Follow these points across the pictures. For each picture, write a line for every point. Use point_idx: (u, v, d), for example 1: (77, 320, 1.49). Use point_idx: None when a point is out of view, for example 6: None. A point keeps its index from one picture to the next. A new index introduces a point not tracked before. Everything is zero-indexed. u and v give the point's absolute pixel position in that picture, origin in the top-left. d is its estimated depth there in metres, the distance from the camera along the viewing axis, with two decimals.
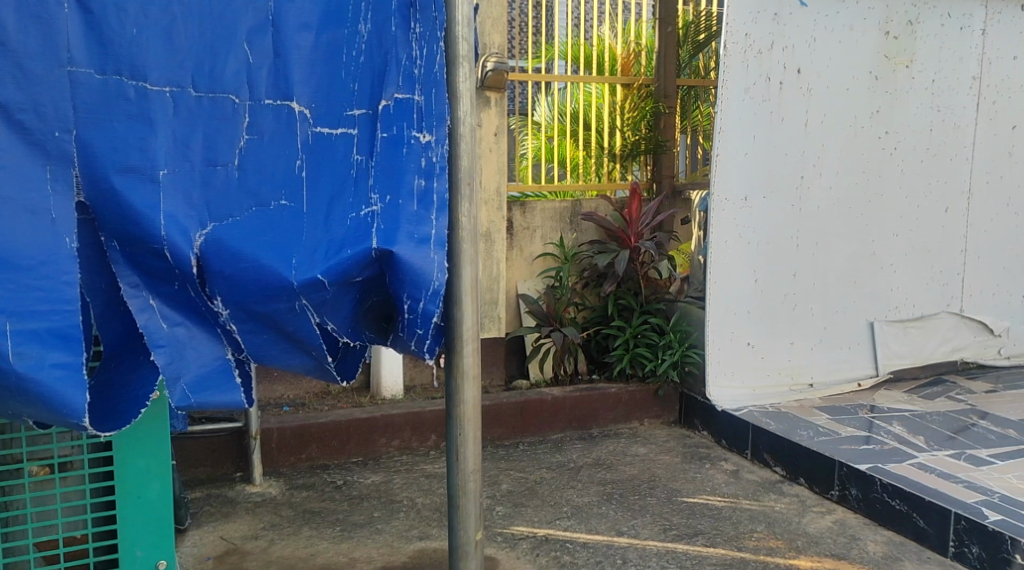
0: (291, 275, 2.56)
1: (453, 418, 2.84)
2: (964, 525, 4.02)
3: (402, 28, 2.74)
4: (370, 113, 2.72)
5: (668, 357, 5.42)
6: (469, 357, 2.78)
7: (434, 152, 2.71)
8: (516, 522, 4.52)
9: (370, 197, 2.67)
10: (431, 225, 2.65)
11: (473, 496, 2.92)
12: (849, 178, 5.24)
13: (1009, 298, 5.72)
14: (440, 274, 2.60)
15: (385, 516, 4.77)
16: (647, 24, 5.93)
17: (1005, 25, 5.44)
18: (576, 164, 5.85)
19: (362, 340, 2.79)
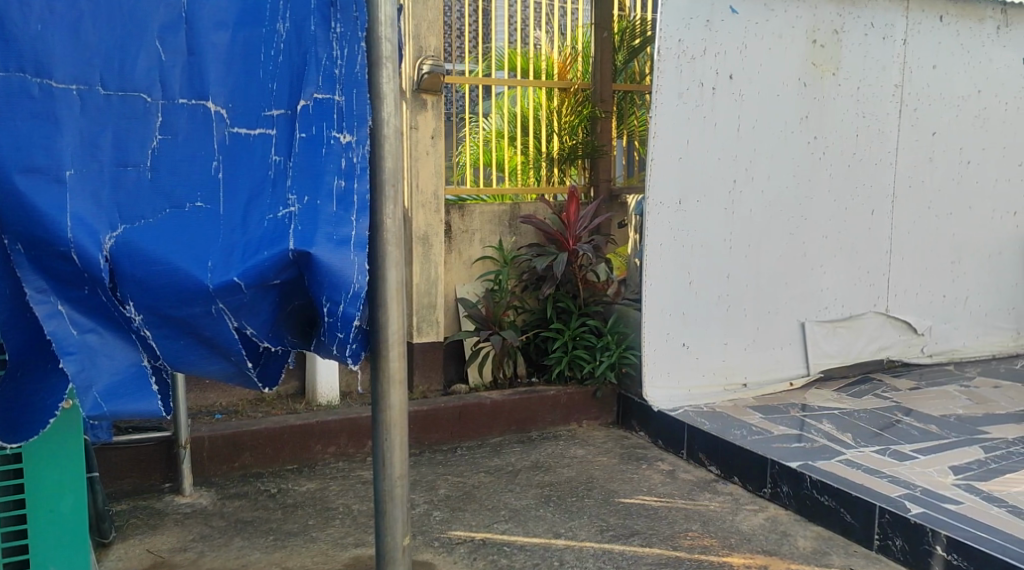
0: (207, 278, 2.58)
1: (378, 423, 2.90)
2: (888, 519, 4.16)
3: (322, 28, 2.81)
4: (288, 113, 2.79)
5: (607, 359, 5.47)
6: (393, 362, 2.85)
7: (355, 153, 2.79)
8: (453, 527, 4.51)
9: (288, 198, 2.74)
10: (351, 226, 2.72)
11: (400, 502, 2.98)
12: (780, 182, 5.37)
13: (933, 299, 5.91)
14: (360, 276, 2.67)
15: (320, 524, 4.70)
16: (584, 28, 5.98)
17: (925, 35, 5.60)
18: (514, 168, 5.86)
19: (283, 345, 2.82)
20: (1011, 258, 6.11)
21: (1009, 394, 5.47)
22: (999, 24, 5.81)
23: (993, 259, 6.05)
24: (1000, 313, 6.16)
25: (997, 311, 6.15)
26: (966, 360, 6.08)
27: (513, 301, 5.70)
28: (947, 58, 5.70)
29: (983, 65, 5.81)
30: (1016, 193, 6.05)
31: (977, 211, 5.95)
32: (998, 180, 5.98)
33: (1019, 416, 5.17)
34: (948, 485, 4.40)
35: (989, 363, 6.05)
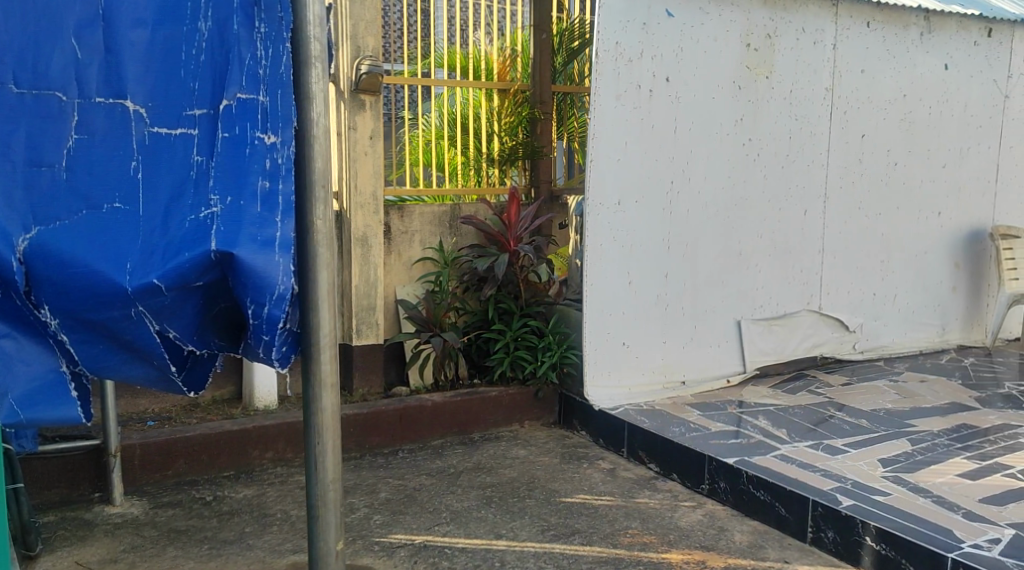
0: (125, 281, 2.76)
1: (312, 426, 3.06)
2: (820, 512, 4.27)
3: (245, 27, 2.99)
4: (210, 113, 2.94)
5: (548, 360, 5.52)
6: (326, 367, 3.00)
7: (279, 153, 2.94)
8: (393, 530, 4.47)
9: (210, 198, 2.88)
10: (275, 227, 2.86)
11: (332, 503, 3.15)
12: (716, 183, 5.46)
13: (864, 297, 6.07)
14: (285, 277, 2.79)
15: (256, 531, 4.61)
16: (522, 29, 6.00)
17: (854, 39, 5.76)
18: (454, 168, 5.85)
19: (209, 348, 2.98)
20: (937, 257, 6.31)
21: (935, 388, 5.66)
22: (923, 30, 6.00)
23: (919, 259, 6.24)
24: (927, 311, 6.36)
25: (924, 308, 6.35)
26: (895, 356, 6.27)
27: (454, 302, 5.67)
28: (875, 63, 5.87)
29: (909, 70, 5.99)
30: (941, 194, 6.25)
31: (905, 211, 6.13)
32: (924, 181, 6.17)
33: (945, 409, 5.35)
34: (878, 478, 4.54)
35: (916, 359, 6.24)
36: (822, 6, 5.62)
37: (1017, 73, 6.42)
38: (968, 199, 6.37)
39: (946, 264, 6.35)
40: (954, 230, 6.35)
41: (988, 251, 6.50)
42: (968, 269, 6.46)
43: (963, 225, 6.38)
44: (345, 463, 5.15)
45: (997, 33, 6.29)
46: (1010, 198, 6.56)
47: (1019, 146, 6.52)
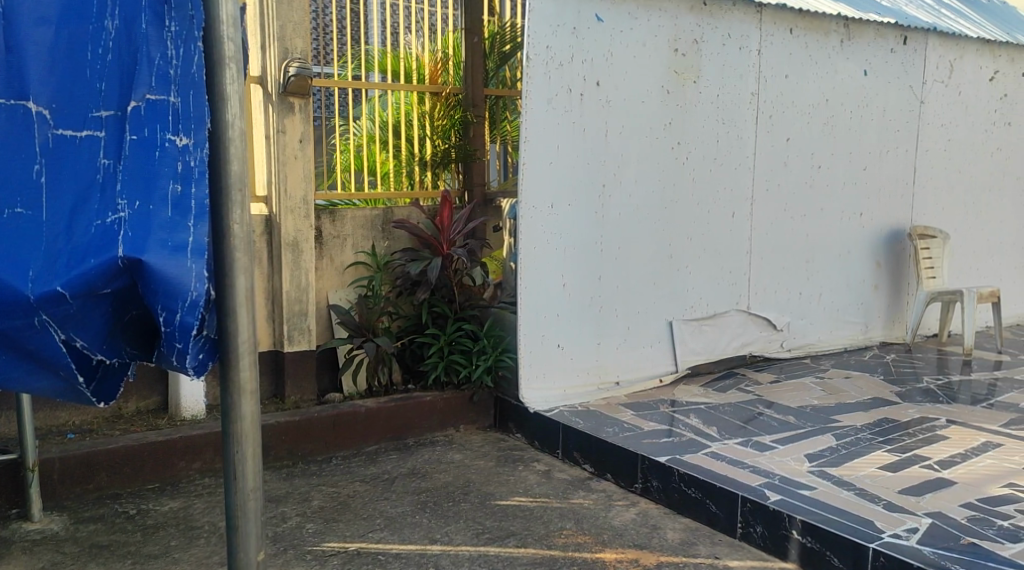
0: (27, 289, 2.55)
1: (229, 435, 2.52)
2: (749, 507, 4.36)
3: (155, 25, 2.67)
4: (117, 114, 2.70)
5: (483, 363, 5.55)
6: (245, 371, 2.47)
7: (192, 156, 2.64)
8: (326, 539, 4.41)
9: (118, 202, 2.63)
10: (188, 232, 2.54)
11: (254, 516, 2.61)
12: (647, 186, 5.54)
13: (789, 296, 6.24)
14: (198, 283, 2.49)
15: (183, 544, 4.48)
16: (453, 33, 6.01)
17: (777, 46, 5.92)
18: (386, 172, 5.83)
19: (121, 357, 2.72)
20: (859, 257, 6.52)
21: (858, 384, 5.85)
22: (842, 37, 6.19)
23: (842, 259, 6.44)
24: (851, 309, 6.57)
25: (849, 307, 6.56)
26: (821, 354, 6.45)
27: (387, 308, 5.68)
28: (797, 68, 6.03)
29: (830, 76, 6.18)
30: (862, 196, 6.47)
31: (828, 212, 6.32)
32: (845, 183, 6.38)
33: (867, 404, 5.53)
34: (804, 472, 4.66)
35: (841, 355, 6.44)
36: (746, 13, 5.76)
37: (931, 81, 6.68)
38: (887, 201, 6.60)
39: (868, 264, 6.58)
40: (874, 231, 6.57)
41: (907, 251, 6.75)
42: (889, 268, 6.70)
43: (884, 226, 6.61)
44: (276, 472, 5.07)
45: (912, 41, 6.53)
46: (927, 200, 6.81)
47: (934, 149, 6.78)
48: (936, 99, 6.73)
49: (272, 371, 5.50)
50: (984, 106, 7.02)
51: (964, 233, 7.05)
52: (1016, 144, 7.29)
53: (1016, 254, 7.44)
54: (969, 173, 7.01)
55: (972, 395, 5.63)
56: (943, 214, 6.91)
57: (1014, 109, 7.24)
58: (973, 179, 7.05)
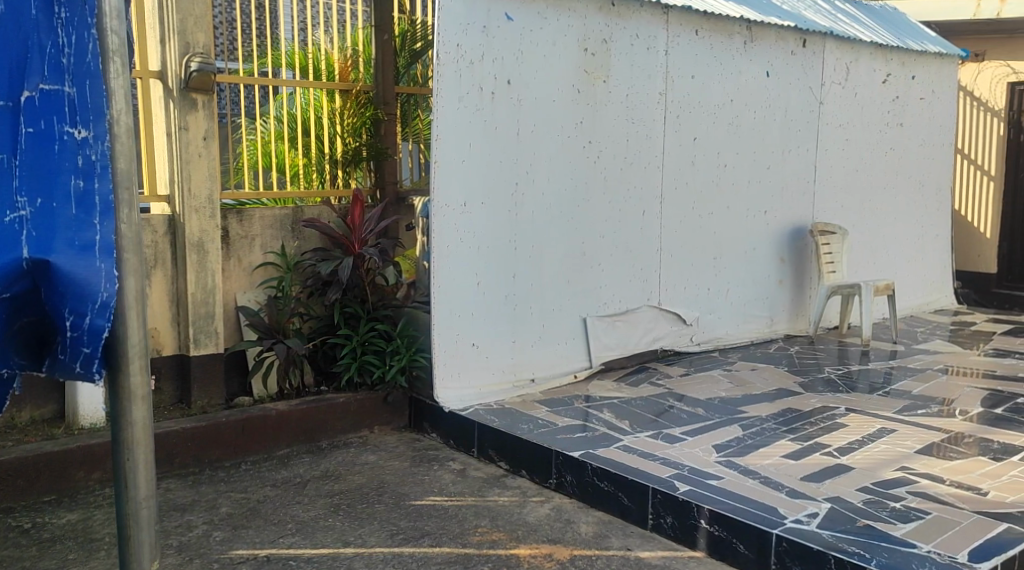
0: None
1: (118, 443, 2.47)
2: (660, 499, 4.46)
3: (45, 12, 2.53)
4: (9, 106, 2.51)
5: (397, 363, 5.52)
6: (136, 376, 2.44)
7: (93, 149, 2.50)
8: (235, 546, 4.31)
9: (16, 200, 2.45)
10: (95, 230, 2.44)
11: (148, 525, 2.56)
12: (559, 184, 5.59)
13: (698, 292, 6.40)
14: (108, 283, 2.39)
15: (81, 558, 4.28)
16: (363, 28, 5.98)
17: (684, 46, 6.06)
18: (296, 171, 5.75)
19: (10, 368, 2.54)
20: (764, 253, 6.75)
21: (764, 376, 6.04)
22: (745, 39, 6.38)
23: (748, 255, 6.65)
24: (757, 303, 6.79)
25: (755, 301, 6.77)
26: (729, 347, 6.63)
27: (298, 308, 5.63)
28: (703, 69, 6.18)
29: (734, 77, 6.36)
30: (766, 194, 6.68)
31: (733, 210, 6.51)
32: (751, 181, 6.58)
33: (772, 395, 5.72)
34: (712, 463, 4.79)
35: (747, 348, 6.63)
36: (654, 15, 5.87)
37: (829, 82, 6.95)
38: (790, 198, 6.84)
39: (772, 259, 6.81)
40: (777, 228, 6.80)
41: (808, 246, 7.02)
42: (792, 263, 6.96)
43: (786, 223, 6.85)
44: (182, 479, 4.92)
45: (810, 44, 6.79)
46: (827, 197, 7.09)
47: (833, 148, 7.06)
48: (834, 100, 7.00)
49: (178, 375, 5.35)
50: (878, 107, 7.35)
51: (861, 229, 7.36)
52: (907, 145, 7.66)
53: (909, 249, 7.82)
54: (866, 171, 7.33)
55: (870, 384, 5.89)
56: (841, 211, 7.20)
57: (905, 110, 7.61)
58: (869, 177, 7.37)
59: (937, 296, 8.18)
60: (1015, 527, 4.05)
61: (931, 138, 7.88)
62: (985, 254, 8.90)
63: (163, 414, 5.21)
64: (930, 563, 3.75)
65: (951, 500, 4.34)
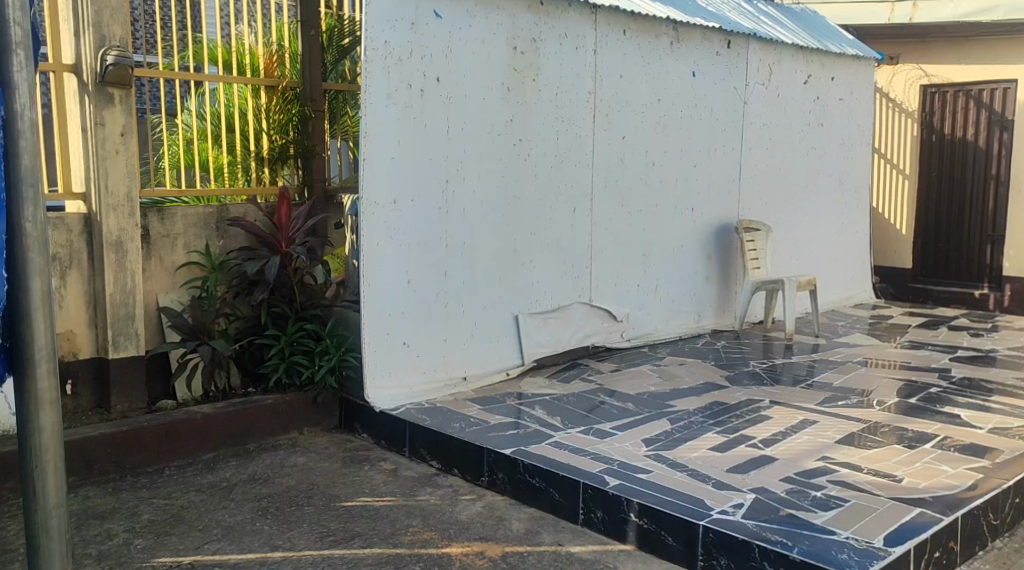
0: None
1: (27, 449, 2.49)
2: (590, 493, 4.50)
3: None
4: None
5: (326, 363, 5.45)
6: (42, 381, 2.47)
7: None
8: (157, 554, 4.19)
9: None
10: None
11: (58, 535, 2.58)
12: (490, 182, 5.59)
13: (628, 288, 6.48)
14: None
15: None
16: (289, 24, 5.89)
17: (612, 46, 6.12)
18: (220, 170, 5.62)
19: None
20: (691, 250, 6.87)
21: (692, 370, 6.15)
22: (672, 40, 6.48)
23: (676, 252, 6.76)
24: (685, 299, 6.91)
25: (683, 297, 6.90)
26: (658, 343, 6.73)
27: (224, 309, 5.53)
28: (631, 69, 6.26)
29: (661, 76, 6.45)
30: (693, 192, 6.80)
31: (662, 208, 6.61)
32: (678, 179, 6.68)
33: (700, 389, 5.83)
34: (641, 456, 4.86)
35: (675, 344, 6.74)
36: (582, 14, 5.92)
37: (753, 83, 7.11)
38: (716, 196, 6.98)
39: (700, 256, 6.94)
40: (704, 225, 6.92)
41: (733, 243, 7.18)
42: (718, 259, 7.10)
43: (713, 220, 6.98)
44: (102, 487, 4.77)
45: (735, 46, 6.94)
46: (752, 195, 7.26)
47: (758, 147, 7.23)
48: (758, 100, 7.17)
49: (96, 380, 5.17)
50: (800, 108, 7.56)
51: (783, 226, 7.55)
52: (828, 144, 7.90)
53: (830, 245, 8.06)
54: (789, 170, 7.54)
55: (793, 376, 6.05)
56: (766, 208, 7.38)
57: (825, 111, 7.83)
58: (791, 175, 7.57)
59: (857, 290, 8.44)
60: (927, 511, 4.22)
61: (849, 137, 8.13)
62: (901, 250, 9.22)
63: (81, 419, 5.04)
64: (849, 549, 3.87)
65: (869, 487, 4.49)
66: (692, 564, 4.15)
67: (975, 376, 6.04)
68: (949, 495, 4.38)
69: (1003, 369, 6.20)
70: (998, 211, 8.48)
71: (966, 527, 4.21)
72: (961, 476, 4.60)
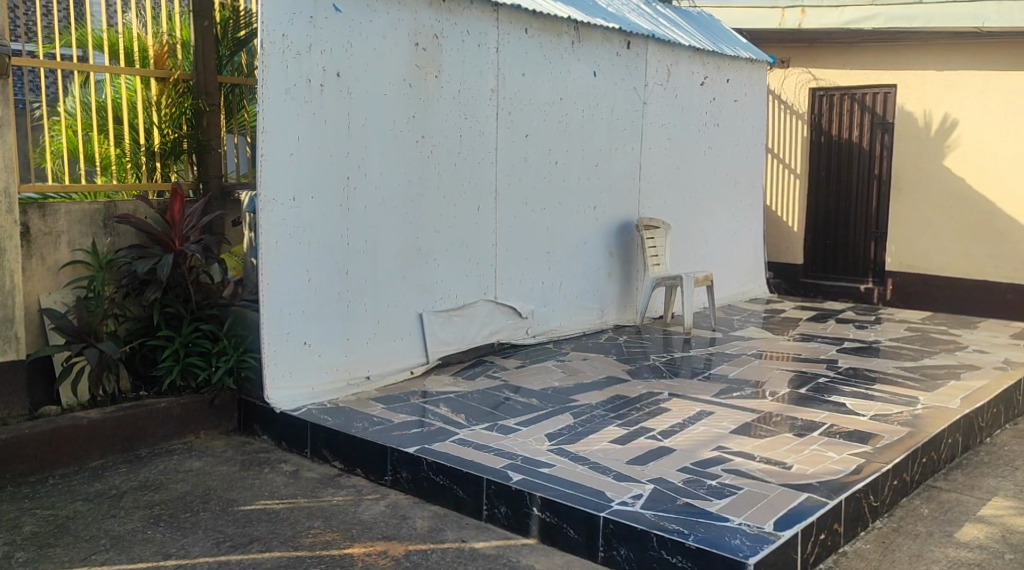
0: None
1: None
2: (494, 489, 4.50)
3: None
4: None
5: (224, 364, 5.35)
6: None
7: None
8: (41, 567, 4.01)
9: None
10: None
11: None
12: (393, 180, 5.53)
13: (532, 285, 6.53)
14: None
15: None
16: (181, 13, 5.71)
17: (514, 44, 6.13)
18: (107, 162, 5.39)
19: None
20: (594, 247, 6.96)
21: (594, 365, 6.24)
22: (573, 40, 6.54)
23: (579, 249, 6.84)
24: (588, 295, 7.00)
25: (587, 292, 6.98)
26: (563, 338, 6.80)
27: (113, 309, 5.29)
28: (533, 68, 6.29)
29: (562, 76, 6.51)
30: (594, 190, 6.89)
31: (564, 206, 6.67)
32: (581, 177, 6.76)
33: (603, 383, 5.92)
34: (544, 451, 4.89)
35: (579, 339, 6.82)
36: (483, 12, 5.92)
37: (652, 83, 7.24)
38: (617, 195, 7.09)
39: (602, 253, 7.05)
40: (606, 223, 7.03)
41: (634, 239, 7.31)
42: (620, 257, 7.22)
43: (614, 218, 7.10)
44: None
45: (634, 46, 7.05)
46: (652, 193, 7.41)
47: (657, 147, 7.38)
48: (657, 100, 7.32)
49: None
50: (697, 108, 7.75)
51: (682, 223, 7.74)
52: (723, 144, 8.12)
53: (726, 242, 8.30)
54: (686, 169, 7.72)
55: (691, 369, 6.22)
56: (665, 206, 7.54)
57: (721, 111, 8.05)
58: (689, 174, 7.76)
59: (751, 286, 8.70)
60: (814, 495, 4.39)
61: (742, 136, 8.37)
62: (792, 247, 9.58)
63: None
64: (741, 534, 4.00)
65: (761, 475, 4.65)
66: (593, 556, 4.21)
67: (859, 366, 6.33)
68: (834, 479, 4.58)
69: (884, 359, 6.51)
70: (881, 210, 8.90)
71: (849, 509, 4.41)
72: (845, 461, 4.81)
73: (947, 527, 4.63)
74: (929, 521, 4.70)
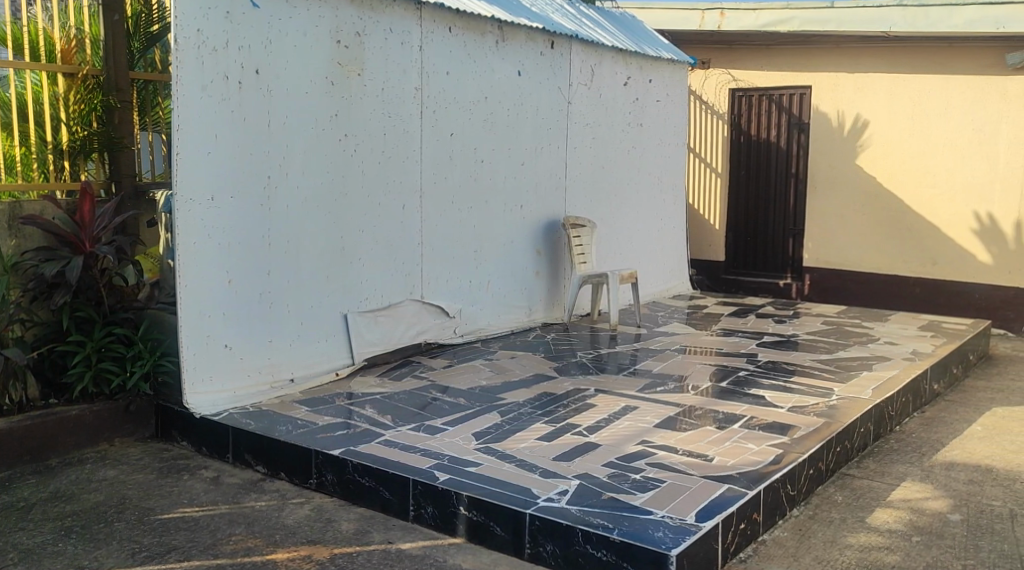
0: None
1: None
2: (420, 490, 4.46)
3: None
4: None
5: (139, 369, 5.17)
6: None
7: None
8: None
9: None
10: None
11: None
12: (315, 178, 5.43)
13: (459, 284, 6.49)
14: None
15: None
16: (90, 7, 5.52)
17: (437, 43, 6.08)
18: (12, 162, 5.19)
19: None
20: (520, 245, 6.96)
21: (521, 363, 6.24)
22: (497, 39, 6.52)
23: (504, 247, 6.82)
24: (516, 294, 7.00)
25: (514, 291, 6.98)
26: (491, 337, 6.79)
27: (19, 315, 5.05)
28: (457, 67, 6.24)
29: (487, 75, 6.48)
30: (520, 189, 6.88)
31: (490, 205, 6.64)
32: (506, 176, 6.75)
33: (530, 381, 5.93)
34: (471, 450, 4.86)
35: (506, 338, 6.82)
36: (407, 10, 5.85)
37: (575, 83, 7.27)
38: (542, 194, 7.09)
39: (529, 251, 7.05)
40: (531, 221, 7.03)
41: (561, 239, 7.35)
42: (547, 255, 7.25)
43: (540, 217, 7.11)
44: None
45: (558, 46, 7.06)
46: (578, 192, 7.45)
47: (582, 147, 7.42)
48: (581, 100, 7.35)
49: None
50: (620, 108, 7.81)
51: (607, 221, 7.80)
52: (646, 143, 8.21)
53: (650, 239, 8.40)
54: (611, 168, 7.79)
55: (617, 365, 6.28)
56: (590, 204, 7.59)
57: (644, 112, 8.14)
58: (614, 173, 7.83)
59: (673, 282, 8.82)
60: (735, 487, 4.47)
61: (664, 135, 8.48)
62: (714, 244, 9.76)
63: None
64: (663, 527, 4.05)
65: (684, 468, 4.71)
66: (520, 553, 4.20)
67: (778, 360, 6.48)
68: (753, 470, 4.67)
69: (802, 352, 6.69)
70: (799, 209, 9.14)
71: (767, 499, 4.51)
72: (764, 452, 4.91)
73: (859, 512, 4.77)
74: (842, 507, 4.83)
